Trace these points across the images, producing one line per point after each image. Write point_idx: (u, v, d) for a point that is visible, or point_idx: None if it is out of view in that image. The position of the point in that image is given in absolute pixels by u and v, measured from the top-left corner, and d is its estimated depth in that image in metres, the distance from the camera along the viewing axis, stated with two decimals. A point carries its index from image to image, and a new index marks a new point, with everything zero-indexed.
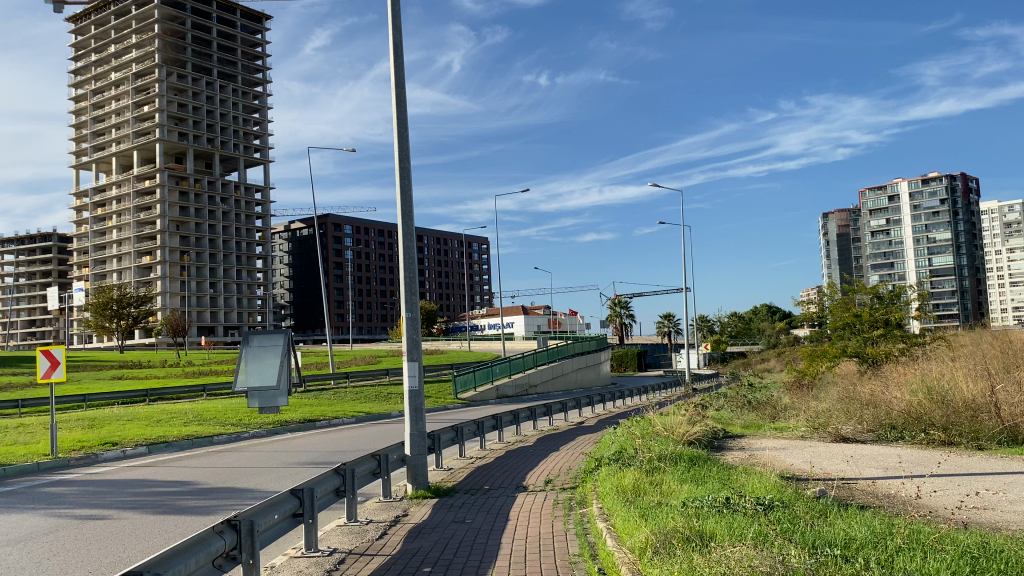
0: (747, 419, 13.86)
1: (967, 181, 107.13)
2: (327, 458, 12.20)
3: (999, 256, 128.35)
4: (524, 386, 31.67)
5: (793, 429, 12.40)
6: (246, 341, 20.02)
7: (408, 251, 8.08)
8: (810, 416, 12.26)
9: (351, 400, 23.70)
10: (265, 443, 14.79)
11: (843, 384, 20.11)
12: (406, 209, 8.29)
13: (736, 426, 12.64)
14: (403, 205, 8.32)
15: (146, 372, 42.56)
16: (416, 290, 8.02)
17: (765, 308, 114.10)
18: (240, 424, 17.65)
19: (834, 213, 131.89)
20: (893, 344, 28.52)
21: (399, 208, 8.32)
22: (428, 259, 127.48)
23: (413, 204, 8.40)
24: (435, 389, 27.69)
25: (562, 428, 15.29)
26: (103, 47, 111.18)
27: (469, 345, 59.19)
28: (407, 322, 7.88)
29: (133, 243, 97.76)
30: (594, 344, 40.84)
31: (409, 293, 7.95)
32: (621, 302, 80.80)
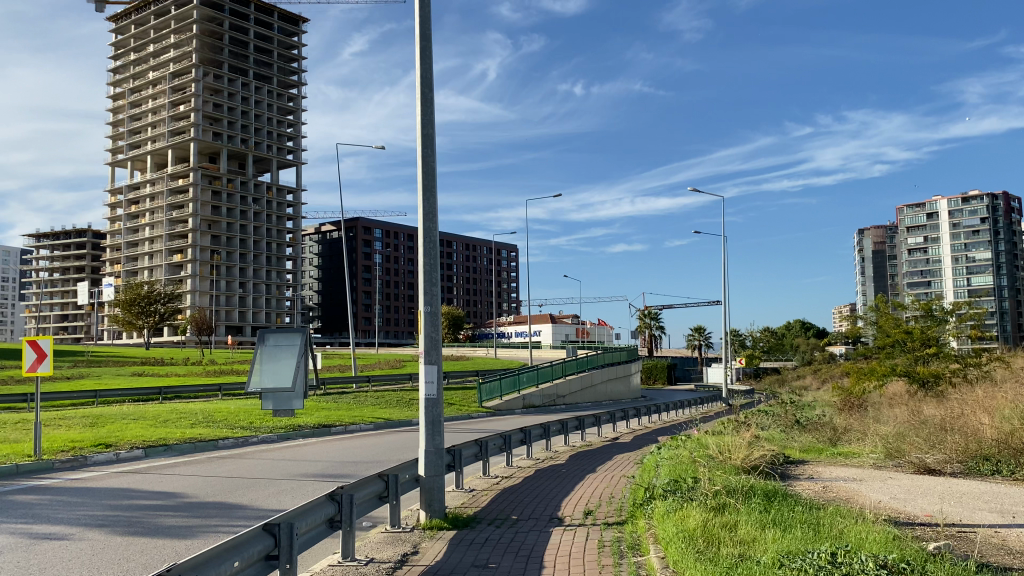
0: (806, 442, 12.39)
1: (1010, 200, 104.23)
2: (338, 470, 10.96)
3: None
4: (551, 396, 30.33)
5: (862, 454, 10.93)
6: (262, 339, 18.82)
7: (428, 233, 6.84)
8: (883, 441, 10.78)
9: (372, 405, 22.53)
10: (273, 449, 13.60)
11: (901, 407, 18.53)
12: (428, 182, 6.99)
13: (795, 449, 11.22)
14: (425, 177, 7.01)
15: (167, 369, 41.88)
16: (437, 280, 6.77)
17: (798, 324, 111.58)
18: (250, 426, 16.51)
19: (869, 229, 129.05)
20: (946, 363, 26.74)
21: (420, 180, 7.01)
22: (457, 265, 126.71)
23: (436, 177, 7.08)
24: (459, 396, 26.50)
25: (596, 444, 14.00)
26: (141, 47, 112.16)
27: (495, 352, 57.95)
28: (425, 317, 6.66)
29: (165, 241, 97.92)
30: (624, 355, 39.41)
31: (428, 282, 6.70)
32: (652, 314, 79.16)
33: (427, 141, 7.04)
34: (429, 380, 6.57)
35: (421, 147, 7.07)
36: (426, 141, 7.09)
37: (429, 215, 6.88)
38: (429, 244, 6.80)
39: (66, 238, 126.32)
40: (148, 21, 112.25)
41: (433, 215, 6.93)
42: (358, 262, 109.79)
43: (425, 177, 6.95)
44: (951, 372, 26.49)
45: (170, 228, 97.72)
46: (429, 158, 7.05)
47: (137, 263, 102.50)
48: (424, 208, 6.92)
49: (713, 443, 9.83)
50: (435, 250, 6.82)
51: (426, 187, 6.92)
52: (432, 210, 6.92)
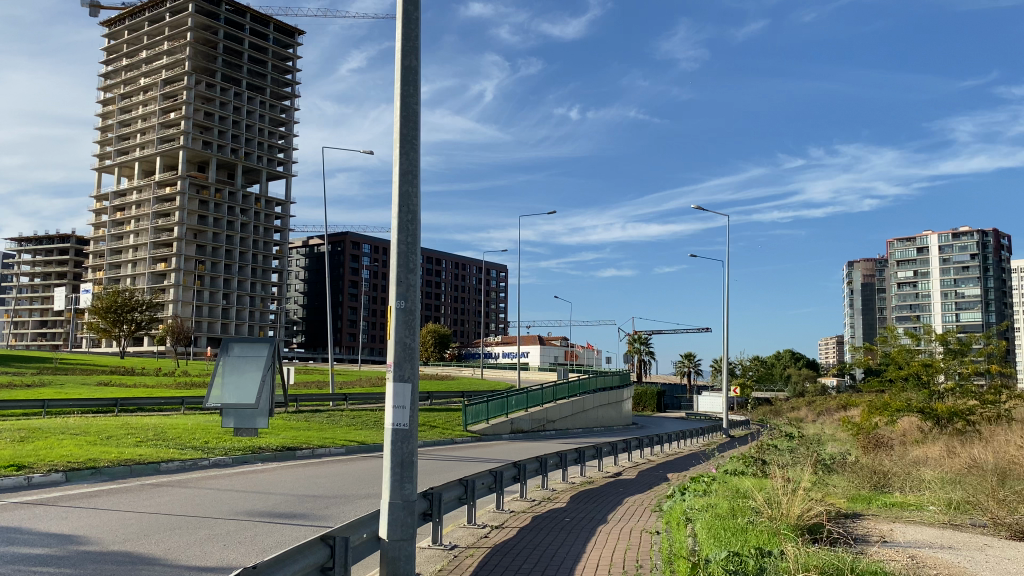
0: (847, 486, 10.58)
1: (1000, 237, 103.49)
2: (290, 510, 8.96)
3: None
4: (541, 421, 28.43)
5: (924, 506, 9.11)
6: (225, 350, 17.12)
7: (404, 202, 4.94)
8: (953, 499, 8.97)
9: (346, 426, 20.62)
10: (221, 475, 11.62)
11: (928, 450, 16.73)
12: (406, 128, 5.00)
13: (841, 494, 9.41)
14: (403, 118, 5.01)
15: (137, 379, 39.69)
16: (414, 266, 4.86)
17: (788, 353, 110.10)
18: (202, 446, 14.54)
19: (859, 262, 128.07)
20: (964, 400, 25.04)
21: (396, 124, 5.01)
22: (445, 283, 125.02)
23: (418, 119, 5.08)
24: (443, 418, 24.60)
25: (598, 479, 12.18)
26: (133, 52, 110.48)
27: (481, 373, 55.99)
28: (397, 316, 4.77)
29: (149, 250, 95.85)
30: (616, 379, 37.70)
31: (402, 267, 4.85)
32: (641, 339, 77.42)
33: (408, 78, 5.05)
34: (403, 410, 4.70)
35: (401, 84, 5.05)
36: (407, 75, 5.12)
37: (408, 175, 4.98)
38: (403, 212, 4.92)
39: (49, 243, 123.74)
40: (141, 27, 110.72)
41: (415, 173, 5.05)
42: (345, 277, 107.79)
43: (404, 121, 4.99)
44: (969, 412, 24.75)
45: (154, 236, 95.63)
46: (411, 101, 5.08)
47: (120, 270, 100.32)
48: (401, 164, 5.00)
49: (759, 491, 7.99)
50: (413, 224, 4.92)
51: (403, 141, 4.97)
52: (413, 169, 5.01)
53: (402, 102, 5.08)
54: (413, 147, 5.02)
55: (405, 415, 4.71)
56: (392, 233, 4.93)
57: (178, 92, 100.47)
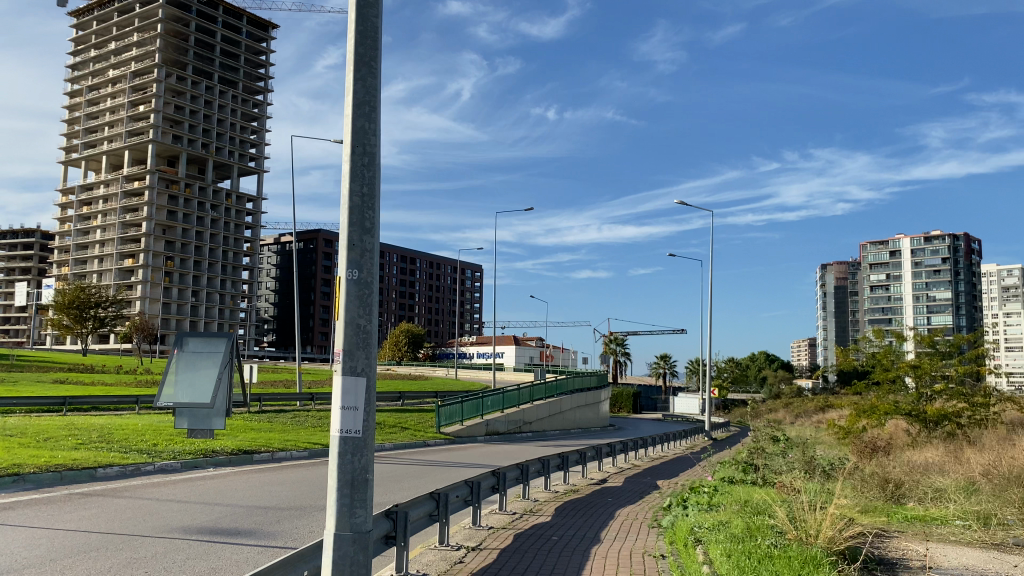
0: (859, 494, 9.63)
1: (971, 241, 104.06)
2: (238, 526, 7.80)
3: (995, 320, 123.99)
4: (517, 423, 27.30)
5: (953, 521, 8.12)
6: (180, 345, 15.96)
7: (359, 138, 3.72)
8: (988, 516, 8.00)
9: (311, 428, 19.41)
10: (164, 483, 10.38)
11: (929, 456, 15.83)
12: (362, 36, 3.80)
13: (861, 504, 8.41)
14: (360, 22, 3.81)
15: (96, 378, 38.04)
16: (369, 219, 3.69)
17: (762, 355, 110.03)
18: (148, 450, 13.26)
19: (832, 265, 128.22)
20: (954, 402, 24.21)
21: (349, 31, 3.82)
22: (419, 283, 123.70)
23: (377, 27, 3.87)
24: (415, 420, 23.42)
25: (584, 487, 11.17)
26: (103, 43, 107.88)
27: (456, 373, 54.74)
28: (348, 289, 3.60)
29: (117, 245, 93.49)
30: (593, 380, 36.69)
31: (356, 228, 3.66)
32: (617, 339, 76.62)
33: None
34: (356, 418, 3.54)
35: None
36: None
37: (364, 109, 3.78)
38: (359, 156, 3.71)
39: (13, 238, 120.63)
40: (111, 18, 108.14)
41: (375, 106, 3.83)
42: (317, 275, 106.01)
43: (360, 37, 3.81)
44: (958, 415, 23.94)
45: (122, 232, 93.31)
46: (371, 15, 3.90)
47: (86, 266, 97.77)
48: (355, 93, 3.79)
49: (780, 507, 6.95)
50: (371, 173, 3.73)
51: (359, 61, 3.78)
52: (372, 100, 3.80)
53: (358, 21, 3.91)
54: (371, 71, 3.81)
55: (363, 422, 3.58)
56: (341, 178, 3.72)
57: (148, 85, 98.19)
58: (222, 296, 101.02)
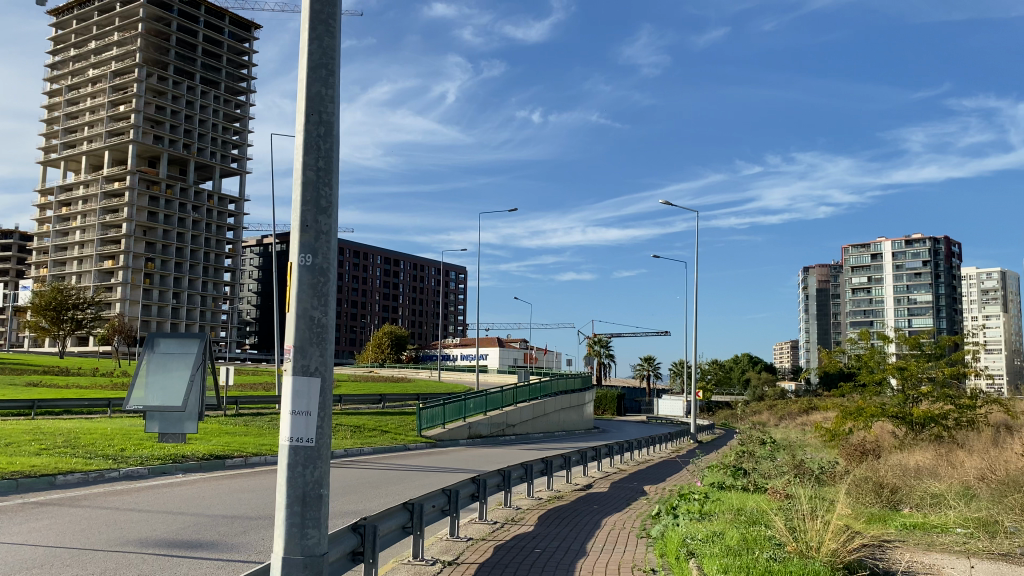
0: (856, 501, 9.25)
1: (951, 244, 104.72)
2: (201, 538, 7.32)
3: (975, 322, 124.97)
4: (501, 426, 26.86)
5: (955, 529, 7.75)
6: (151, 346, 15.35)
7: (315, 104, 3.28)
8: (989, 525, 7.64)
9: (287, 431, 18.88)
10: (127, 491, 9.83)
11: (920, 460, 15.52)
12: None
13: (859, 512, 8.02)
14: None
15: (71, 380, 37.26)
16: (326, 195, 3.27)
17: (745, 357, 110.23)
18: (115, 455, 12.71)
19: (815, 268, 128.70)
20: (940, 404, 24.00)
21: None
22: (403, 285, 123.04)
23: None
24: (395, 422, 22.91)
25: (569, 494, 10.77)
26: (82, 42, 106.54)
27: (439, 375, 54.23)
28: (301, 275, 3.16)
29: (96, 246, 92.23)
30: (578, 382, 36.34)
31: (311, 207, 3.23)
32: (601, 341, 76.46)
33: None
34: (309, 426, 3.10)
35: None
36: None
37: (321, 72, 3.34)
38: (314, 125, 3.26)
39: None
40: (91, 17, 106.79)
41: (334, 70, 3.39)
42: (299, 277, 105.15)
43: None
44: (945, 417, 23.71)
45: (102, 233, 92.14)
46: None
47: (65, 267, 96.35)
48: (310, 56, 3.36)
49: (776, 516, 6.58)
50: (329, 144, 3.30)
51: (314, 20, 3.34)
52: (329, 63, 3.36)
53: None
54: (328, 30, 3.36)
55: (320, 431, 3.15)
56: (296, 149, 3.29)
57: (129, 85, 97.04)
58: (204, 298, 99.89)
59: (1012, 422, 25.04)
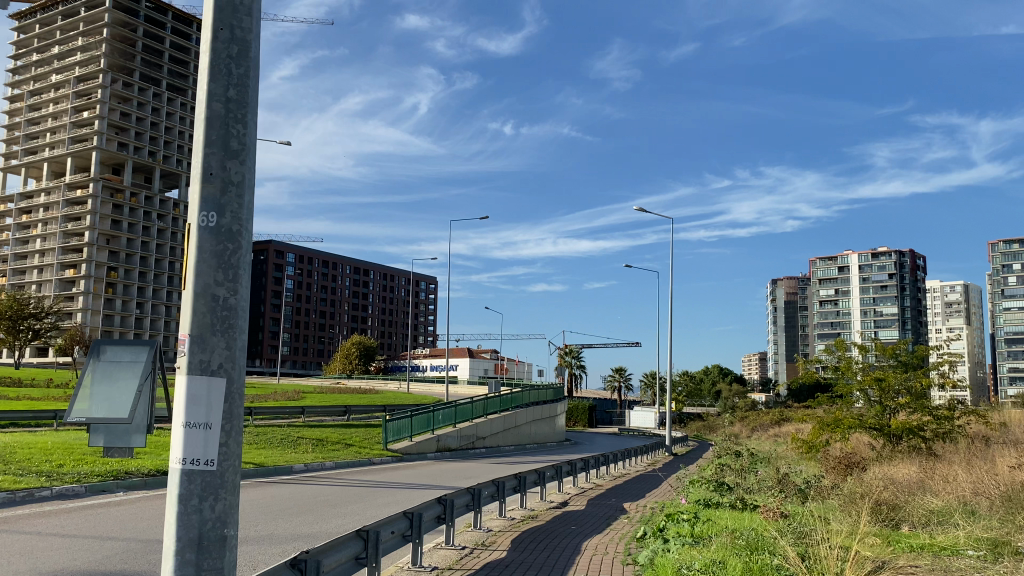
0: (856, 520, 8.50)
1: (916, 257, 105.75)
2: (128, 568, 6.44)
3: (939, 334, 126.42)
4: (471, 438, 25.97)
5: (971, 553, 7.00)
6: (96, 353, 14.23)
7: (219, 20, 2.58)
8: (1010, 549, 6.90)
9: (245, 445, 17.89)
10: (54, 512, 8.88)
11: (906, 473, 14.85)
12: None
13: (864, 535, 7.26)
14: None
15: (23, 393, 35.63)
16: (231, 131, 2.54)
17: (715, 368, 110.36)
18: (49, 472, 11.71)
19: (782, 280, 129.37)
20: (917, 415, 23.50)
21: None
22: (372, 295, 121.71)
23: None
24: (360, 436, 21.98)
25: (544, 513, 9.99)
26: (46, 47, 104.20)
27: (408, 387, 53.19)
28: (196, 233, 2.43)
29: (57, 255, 89.84)
30: (550, 394, 35.61)
31: (214, 151, 2.52)
32: (572, 352, 75.90)
33: None
34: (209, 439, 2.35)
35: None
36: None
37: None
38: (223, 46, 2.57)
39: None
40: (55, 21, 104.63)
41: None
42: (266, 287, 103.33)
43: None
44: (924, 428, 23.18)
45: (63, 241, 89.85)
46: None
47: (24, 276, 93.71)
48: None
49: (779, 541, 5.88)
50: (237, 70, 2.59)
51: None
52: None
53: None
54: None
55: (227, 438, 2.40)
56: (196, 74, 2.57)
57: (93, 91, 94.91)
58: (168, 308, 97.67)
59: (990, 433, 24.64)
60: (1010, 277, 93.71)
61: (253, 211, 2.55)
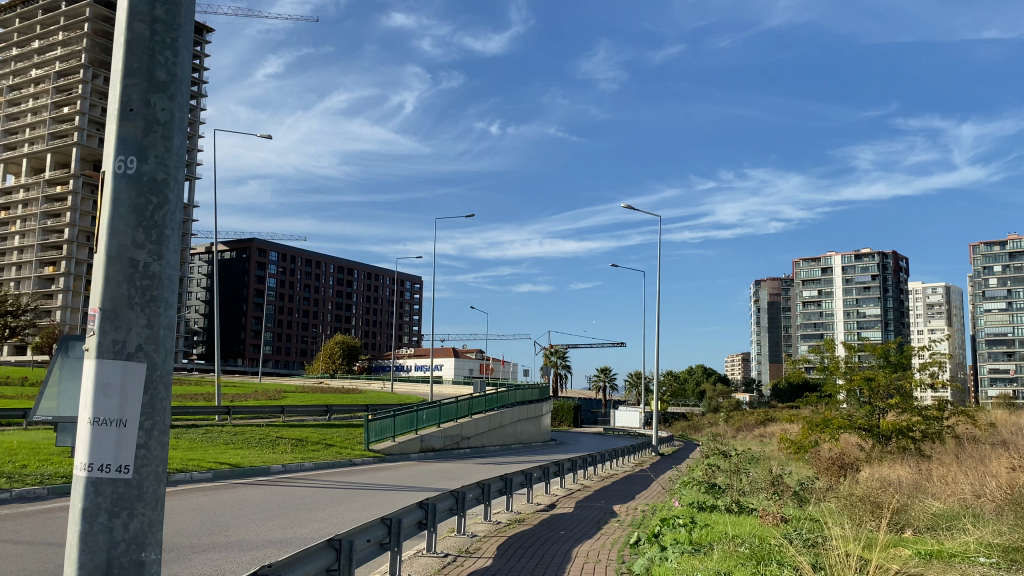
0: (858, 523, 8.14)
1: (899, 259, 106.17)
2: None
3: (921, 335, 127.11)
4: (455, 438, 25.50)
5: (983, 559, 6.65)
6: (65, 349, 13.52)
7: None
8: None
9: (221, 445, 17.32)
10: (12, 516, 8.38)
11: (900, 474, 14.51)
12: None
13: (870, 541, 6.88)
14: None
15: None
16: (155, 71, 2.27)
17: (700, 368, 110.33)
18: (11, 472, 11.10)
19: (766, 281, 129.64)
20: (907, 415, 23.23)
21: None
22: (357, 294, 120.91)
23: None
24: (342, 435, 21.44)
25: (531, 516, 9.58)
26: (25, 41, 102.46)
27: (392, 386, 52.65)
28: (114, 191, 2.16)
29: (36, 252, 88.53)
30: (535, 394, 35.17)
31: (137, 96, 2.23)
32: (557, 352, 75.56)
33: None
34: (127, 437, 2.05)
35: None
36: None
37: None
38: None
39: None
40: (35, 15, 103.10)
41: None
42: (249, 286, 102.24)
43: None
44: (913, 428, 22.92)
45: (42, 238, 88.60)
46: None
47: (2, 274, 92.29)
48: None
49: (786, 550, 5.49)
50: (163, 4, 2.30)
51: None
52: None
53: None
54: None
55: (147, 443, 2.10)
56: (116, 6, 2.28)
57: (74, 86, 93.58)
58: None
59: (979, 434, 24.44)
60: (991, 279, 94.22)
61: (182, 160, 2.27)
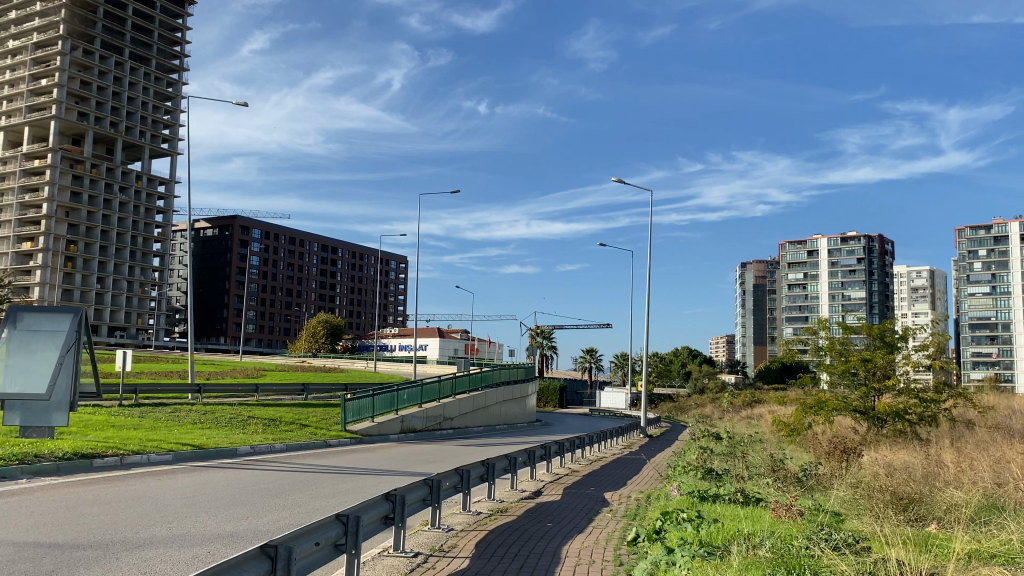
0: (882, 519, 7.27)
1: (885, 243, 105.79)
2: None
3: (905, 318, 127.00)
4: (437, 419, 24.64)
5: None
6: (11, 321, 12.58)
7: None
8: None
9: (187, 425, 16.37)
10: None
11: (905, 459, 13.67)
12: None
13: (907, 544, 5.99)
14: None
15: None
16: None
17: (686, 350, 109.96)
18: None
19: (752, 263, 129.10)
20: (904, 398, 22.42)
21: None
22: (341, 273, 119.60)
23: None
24: (318, 416, 20.58)
25: (513, 505, 8.71)
26: (1, 12, 99.63)
27: (376, 365, 51.78)
28: None
29: (14, 227, 86.75)
30: (520, 373, 34.37)
31: None
32: (543, 333, 74.76)
33: None
34: None
35: None
36: None
37: None
38: None
39: None
40: None
41: None
42: (231, 264, 100.62)
43: None
44: (910, 413, 22.11)
45: (20, 213, 86.87)
46: None
47: None
48: None
49: (821, 561, 4.59)
50: None
51: None
52: None
53: None
54: None
55: None
56: None
57: (51, 58, 91.12)
58: (131, 283, 94.74)
59: (976, 417, 23.74)
60: (976, 263, 93.96)
61: None
